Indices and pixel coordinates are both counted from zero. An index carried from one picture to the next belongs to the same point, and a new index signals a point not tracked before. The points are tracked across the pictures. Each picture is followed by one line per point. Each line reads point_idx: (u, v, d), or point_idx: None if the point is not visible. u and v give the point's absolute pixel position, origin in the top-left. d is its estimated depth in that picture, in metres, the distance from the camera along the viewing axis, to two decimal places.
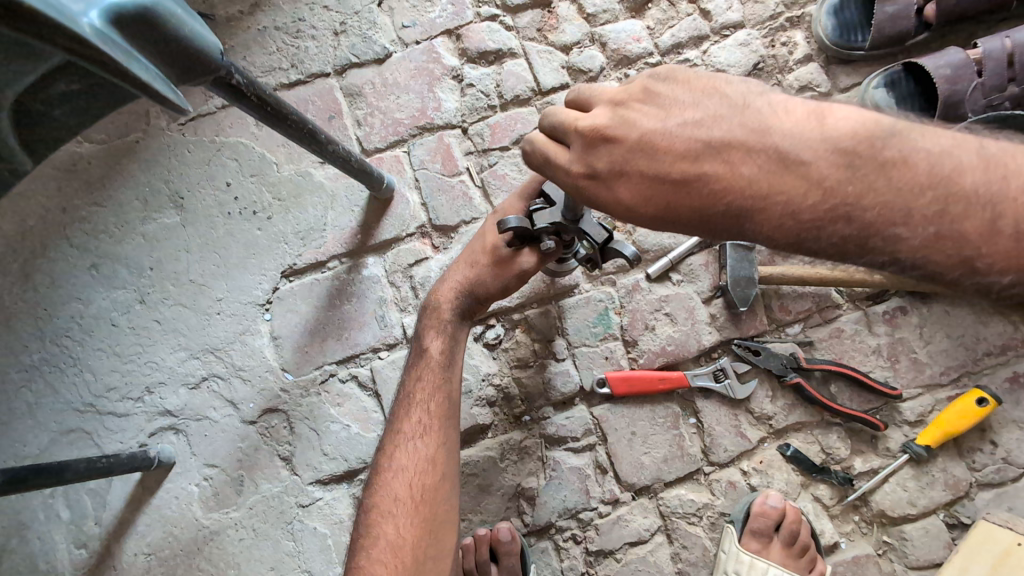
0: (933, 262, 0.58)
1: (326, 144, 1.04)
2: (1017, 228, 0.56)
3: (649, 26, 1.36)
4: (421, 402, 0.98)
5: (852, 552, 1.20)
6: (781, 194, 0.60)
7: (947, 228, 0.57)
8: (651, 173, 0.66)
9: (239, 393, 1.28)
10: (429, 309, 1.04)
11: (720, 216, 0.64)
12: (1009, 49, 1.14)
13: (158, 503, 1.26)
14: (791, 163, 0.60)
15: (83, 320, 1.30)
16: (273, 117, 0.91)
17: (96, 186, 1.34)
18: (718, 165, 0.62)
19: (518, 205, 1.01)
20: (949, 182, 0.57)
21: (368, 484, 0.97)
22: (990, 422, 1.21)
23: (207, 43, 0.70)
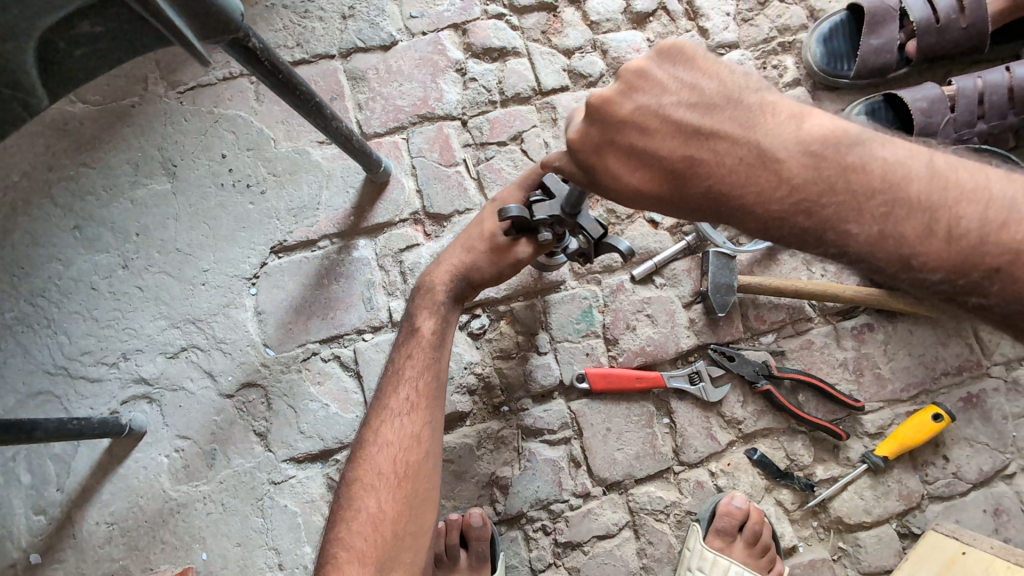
0: (877, 259, 0.65)
1: (331, 119, 1.06)
2: (951, 233, 0.63)
3: (649, 39, 1.41)
4: (409, 379, 0.99)
5: (808, 556, 1.24)
6: (752, 182, 0.68)
7: (891, 229, 0.64)
8: (642, 149, 0.71)
9: (218, 365, 1.27)
10: (423, 290, 1.05)
11: (698, 199, 0.71)
12: (980, 88, 1.21)
13: (125, 472, 1.24)
14: (764, 157, 0.67)
15: (61, 282, 1.27)
16: (281, 86, 0.93)
17: (87, 147, 1.32)
18: (705, 152, 0.69)
19: (518, 195, 1.04)
20: (896, 189, 0.65)
21: (351, 457, 0.97)
22: (943, 438, 1.27)
23: (232, 6, 0.72)
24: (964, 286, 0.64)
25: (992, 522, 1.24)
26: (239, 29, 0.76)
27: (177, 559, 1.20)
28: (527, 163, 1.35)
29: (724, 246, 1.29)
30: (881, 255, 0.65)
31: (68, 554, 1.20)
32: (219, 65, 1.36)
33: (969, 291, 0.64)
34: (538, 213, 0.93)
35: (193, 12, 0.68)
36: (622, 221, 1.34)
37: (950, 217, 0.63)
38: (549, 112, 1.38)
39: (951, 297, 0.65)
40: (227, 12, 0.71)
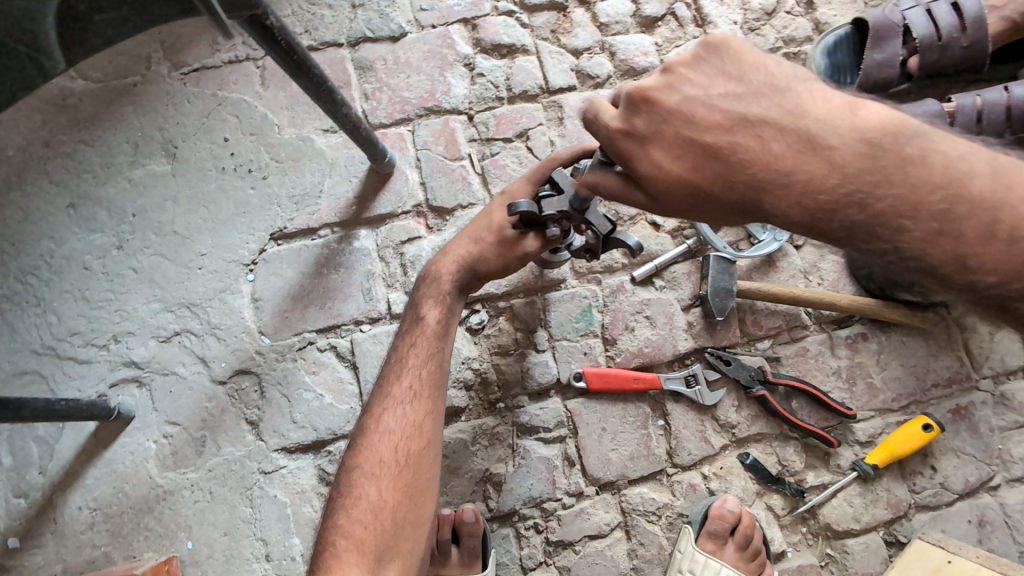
0: (931, 255, 0.65)
1: (342, 106, 1.05)
2: (1012, 235, 0.63)
3: (657, 43, 1.43)
4: (413, 368, 0.98)
5: (797, 561, 1.25)
6: (801, 171, 0.68)
7: (949, 226, 0.64)
8: (682, 138, 0.72)
9: (211, 351, 1.25)
10: (428, 279, 1.05)
11: (743, 187, 0.71)
12: (979, 106, 1.23)
13: (111, 457, 1.21)
14: (814, 146, 0.67)
15: (53, 260, 1.25)
16: (296, 67, 0.93)
17: (86, 124, 1.30)
18: (752, 140, 0.70)
19: (527, 188, 1.04)
20: (959, 185, 0.65)
21: (353, 444, 0.96)
22: (932, 448, 1.29)
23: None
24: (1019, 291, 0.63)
25: (976, 533, 1.26)
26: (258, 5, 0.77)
27: (161, 548, 1.18)
28: (532, 160, 1.35)
29: (724, 250, 1.29)
30: (936, 253, 0.65)
31: (48, 539, 1.17)
32: (225, 47, 1.35)
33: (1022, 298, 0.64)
34: (547, 208, 0.93)
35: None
36: (624, 222, 1.34)
37: (1015, 222, 0.63)
38: (556, 111, 1.38)
39: (1004, 304, 0.65)
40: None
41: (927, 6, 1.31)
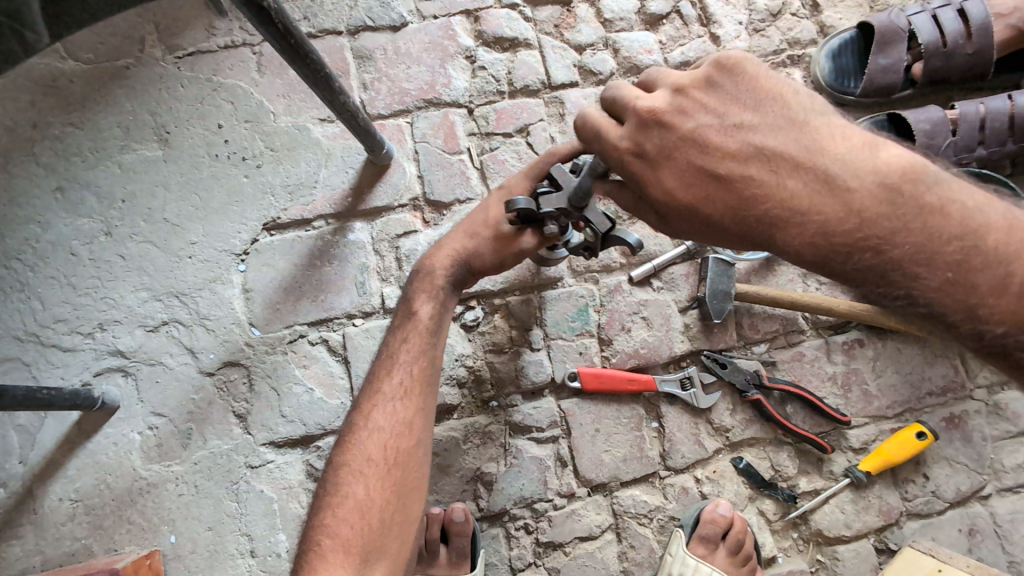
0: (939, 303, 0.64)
1: (339, 93, 1.02)
2: (1022, 290, 0.62)
3: (661, 41, 1.41)
4: (404, 363, 0.96)
5: (786, 567, 1.25)
6: (817, 212, 0.66)
7: (962, 276, 0.63)
8: (697, 165, 0.72)
9: (200, 342, 1.23)
10: (422, 273, 1.02)
11: (755, 222, 0.70)
12: (983, 114, 1.22)
13: (94, 448, 1.19)
14: (833, 187, 0.66)
15: (38, 245, 1.22)
16: (292, 52, 0.90)
17: (76, 106, 1.26)
18: (769, 176, 0.68)
19: (525, 183, 1.02)
20: (975, 236, 0.63)
21: (340, 440, 0.94)
22: (924, 456, 1.29)
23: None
24: (1022, 343, 0.63)
25: (966, 541, 1.26)
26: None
27: (143, 541, 1.16)
28: (532, 156, 1.33)
29: (723, 253, 1.28)
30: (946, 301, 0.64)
31: (27, 531, 1.14)
32: (221, 32, 1.32)
33: (1022, 346, 0.63)
34: (545, 206, 0.91)
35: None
36: (623, 221, 1.33)
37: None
38: (557, 106, 1.36)
39: (1007, 353, 0.64)
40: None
41: (933, 12, 1.30)
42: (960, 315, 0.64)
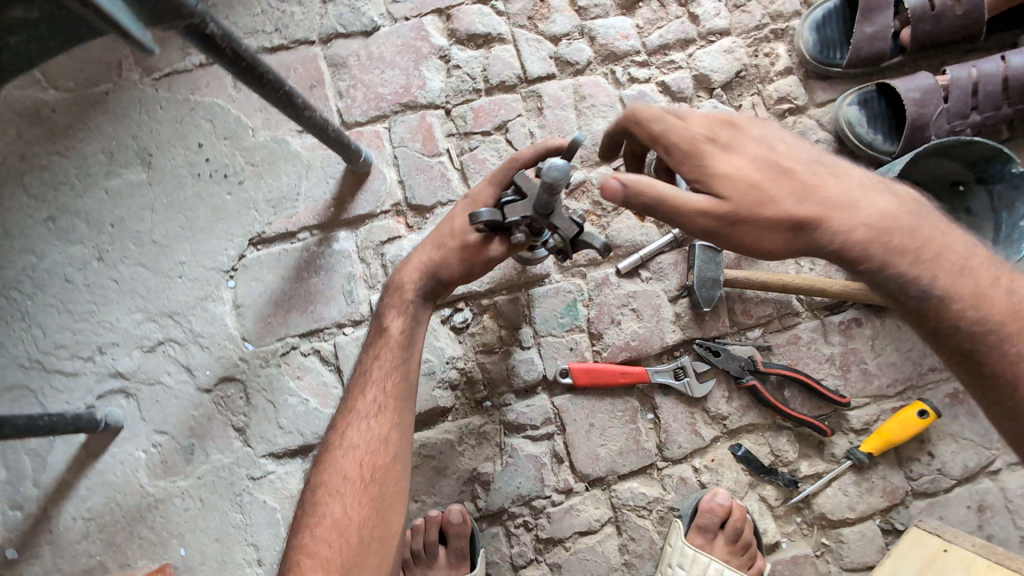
0: (931, 297, 0.78)
1: (304, 109, 1.01)
2: (1009, 291, 0.79)
3: (638, 25, 1.36)
4: (376, 380, 0.97)
5: (790, 552, 1.24)
6: (858, 204, 0.79)
7: (966, 275, 0.79)
8: (767, 157, 0.80)
9: (195, 359, 1.25)
10: (393, 288, 1.03)
11: (817, 205, 0.78)
12: (975, 79, 1.17)
13: (103, 467, 1.23)
14: (862, 188, 0.80)
15: (35, 274, 1.25)
16: (247, 74, 0.88)
17: (60, 135, 1.28)
18: (825, 175, 0.80)
19: (490, 192, 1.01)
20: (971, 251, 0.81)
21: (318, 460, 0.95)
22: (929, 434, 1.26)
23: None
24: (1017, 330, 0.76)
25: (975, 518, 1.24)
26: (194, 13, 0.72)
27: (155, 554, 1.20)
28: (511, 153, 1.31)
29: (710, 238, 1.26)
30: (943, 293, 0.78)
31: (45, 549, 1.19)
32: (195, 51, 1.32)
33: (1015, 339, 0.76)
34: (509, 215, 0.90)
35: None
36: (609, 213, 1.30)
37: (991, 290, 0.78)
38: (535, 101, 1.33)
39: (1002, 343, 0.76)
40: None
41: None
42: (968, 302, 0.77)
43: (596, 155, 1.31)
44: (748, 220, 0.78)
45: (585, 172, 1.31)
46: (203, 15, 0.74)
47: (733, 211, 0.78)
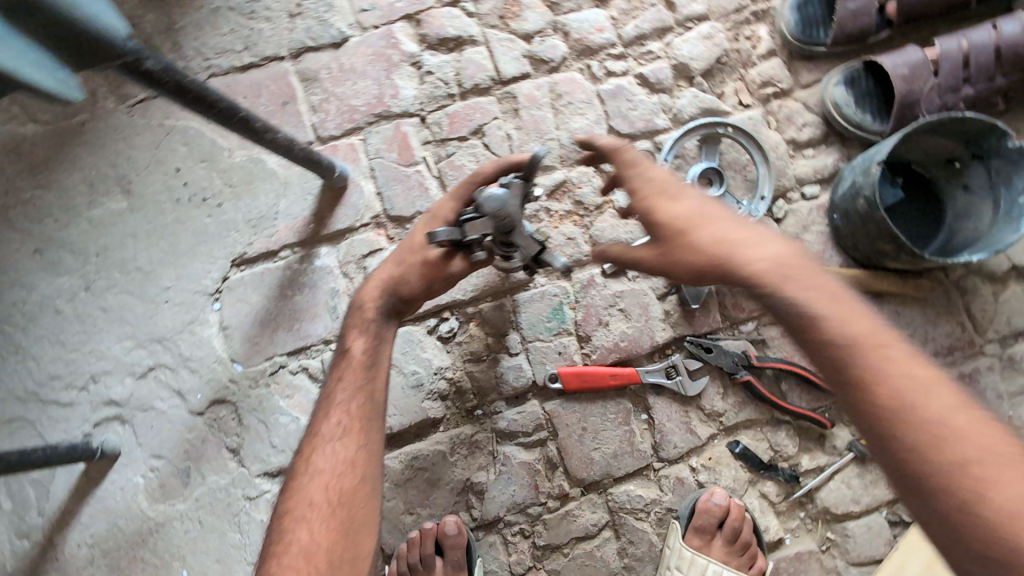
0: (828, 353, 0.70)
1: (265, 133, 0.92)
2: (932, 404, 0.66)
3: (613, 16, 1.31)
4: (341, 402, 0.95)
5: (794, 548, 1.22)
6: (751, 248, 0.76)
7: (881, 367, 0.68)
8: (700, 208, 0.82)
9: (186, 383, 1.26)
10: (354, 307, 1.02)
11: (720, 247, 0.77)
12: (965, 50, 1.12)
13: (104, 494, 1.24)
14: (765, 234, 0.78)
15: (26, 307, 1.27)
16: (197, 103, 0.77)
17: (41, 168, 1.29)
18: (754, 233, 0.78)
19: (450, 206, 1.01)
20: (906, 357, 0.69)
21: (285, 487, 0.92)
22: None
23: (109, 23, 0.60)
24: (915, 432, 0.65)
25: None
26: (126, 51, 0.63)
27: None
28: (489, 157, 1.29)
29: None
30: (845, 345, 0.69)
31: None
32: None
33: (912, 439, 0.65)
34: (469, 233, 0.90)
35: (55, 36, 0.57)
36: (592, 212, 1.27)
37: (887, 348, 0.70)
38: (510, 102, 1.30)
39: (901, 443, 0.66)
40: (103, 33, 0.60)
41: None
42: (865, 385, 0.68)
43: (576, 154, 1.28)
44: (673, 257, 0.81)
45: (565, 172, 1.28)
46: (138, 50, 0.64)
47: (662, 250, 0.82)
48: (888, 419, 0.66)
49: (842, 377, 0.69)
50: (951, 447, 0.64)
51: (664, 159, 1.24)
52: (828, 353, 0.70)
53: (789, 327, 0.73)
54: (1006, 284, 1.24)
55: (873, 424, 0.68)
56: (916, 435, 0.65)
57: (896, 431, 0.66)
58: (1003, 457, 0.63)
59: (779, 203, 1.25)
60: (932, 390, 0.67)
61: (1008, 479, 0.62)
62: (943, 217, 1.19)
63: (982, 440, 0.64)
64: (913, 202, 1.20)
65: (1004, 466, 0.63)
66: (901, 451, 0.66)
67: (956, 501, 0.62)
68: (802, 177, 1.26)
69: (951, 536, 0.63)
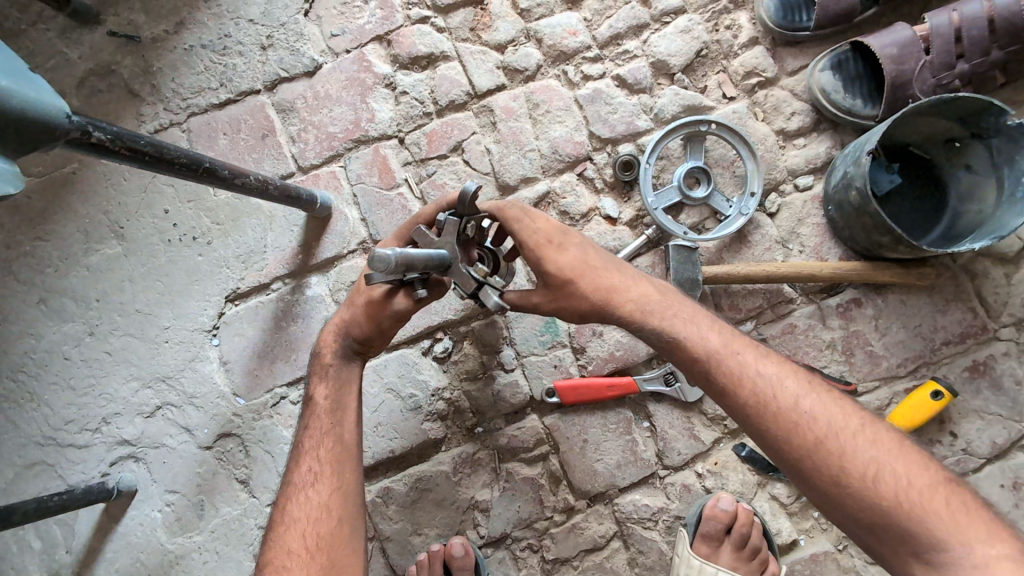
0: (709, 376, 0.86)
1: (235, 178, 0.98)
2: (796, 406, 0.82)
3: (586, 18, 1.27)
4: (310, 451, 0.98)
5: (809, 550, 1.19)
6: (631, 293, 0.92)
7: (753, 381, 0.84)
8: (579, 256, 0.93)
9: (193, 419, 1.29)
10: (315, 358, 1.06)
11: (603, 289, 0.91)
12: (956, 24, 1.08)
13: (124, 530, 1.28)
14: (638, 279, 0.93)
15: (36, 355, 1.30)
16: (157, 164, 0.83)
17: (37, 220, 1.31)
18: (624, 277, 0.93)
19: (394, 245, 1.02)
20: (768, 370, 0.85)
21: (265, 540, 0.95)
22: (949, 413, 1.17)
23: (44, 103, 0.66)
24: (785, 433, 0.81)
25: (1011, 497, 1.15)
26: (66, 127, 0.69)
27: None
28: (471, 174, 1.27)
29: (684, 238, 1.18)
30: (711, 365, 0.86)
31: None
32: (149, 118, 1.29)
33: (785, 437, 0.81)
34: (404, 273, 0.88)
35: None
36: (578, 222, 1.24)
37: (750, 360, 0.86)
38: (488, 115, 1.28)
39: (771, 440, 0.82)
40: (41, 112, 0.65)
41: None
42: (747, 397, 0.84)
43: (558, 163, 1.25)
44: (567, 304, 0.93)
45: (548, 183, 1.25)
46: (79, 124, 0.71)
47: (557, 297, 0.93)
48: (764, 422, 0.82)
49: (723, 394, 0.85)
50: (814, 433, 0.80)
51: (647, 162, 1.19)
52: (711, 375, 0.86)
53: (676, 358, 0.89)
54: (1018, 265, 1.18)
55: (755, 428, 0.83)
56: (783, 433, 0.81)
57: (773, 431, 0.82)
58: (854, 431, 0.80)
59: (772, 197, 1.22)
60: (791, 388, 0.83)
61: (861, 448, 0.79)
62: (947, 200, 1.17)
63: (836, 420, 0.81)
64: (915, 187, 1.18)
65: (855, 438, 0.79)
66: (779, 445, 0.82)
67: (828, 478, 0.79)
68: (794, 169, 1.22)
69: (847, 514, 0.79)
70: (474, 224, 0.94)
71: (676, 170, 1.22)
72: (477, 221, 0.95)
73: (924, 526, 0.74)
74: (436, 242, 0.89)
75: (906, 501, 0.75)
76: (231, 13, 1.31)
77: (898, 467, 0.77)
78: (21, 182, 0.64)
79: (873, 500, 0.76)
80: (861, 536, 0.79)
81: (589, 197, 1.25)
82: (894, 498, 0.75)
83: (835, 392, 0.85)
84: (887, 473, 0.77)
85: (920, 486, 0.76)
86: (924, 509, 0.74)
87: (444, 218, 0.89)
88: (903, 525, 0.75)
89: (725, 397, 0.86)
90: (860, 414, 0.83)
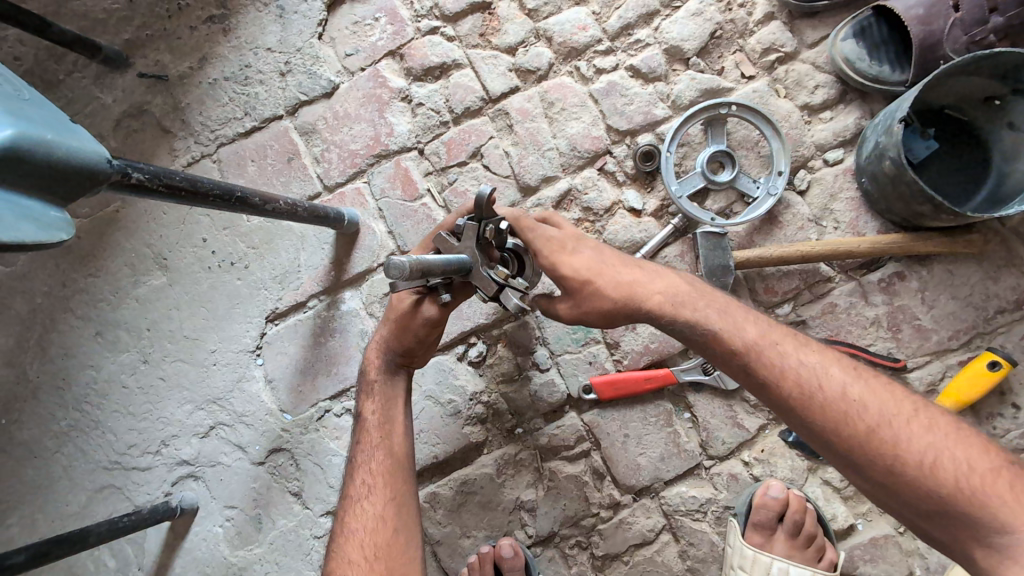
0: (750, 369, 0.84)
1: (266, 205, 1.02)
2: (841, 395, 0.79)
3: (594, 12, 1.26)
4: (363, 465, 1.01)
5: (868, 534, 1.16)
6: (657, 287, 0.90)
7: (794, 373, 0.82)
8: (597, 261, 0.92)
9: (245, 437, 1.35)
10: (363, 377, 1.09)
11: (628, 288, 0.90)
12: None
13: (190, 546, 1.34)
14: (663, 274, 0.92)
15: (97, 385, 1.38)
16: (192, 198, 0.87)
17: (88, 258, 1.39)
18: (649, 275, 0.92)
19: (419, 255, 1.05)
20: (807, 362, 0.82)
21: (327, 552, 0.98)
22: (1009, 384, 1.12)
23: (86, 151, 0.70)
24: (834, 424, 0.79)
25: None
26: (108, 171, 0.73)
27: None
28: (492, 178, 1.28)
29: (714, 224, 1.16)
30: (752, 359, 0.84)
31: None
32: (182, 151, 1.35)
33: (832, 430, 0.79)
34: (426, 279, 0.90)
35: (43, 181, 0.66)
36: (602, 217, 1.23)
37: (789, 351, 0.84)
38: (504, 119, 1.29)
39: (818, 432, 0.80)
40: (84, 159, 0.70)
41: None
42: (790, 387, 0.81)
43: (577, 159, 1.25)
44: (589, 307, 0.91)
45: (569, 180, 1.25)
46: (119, 167, 0.75)
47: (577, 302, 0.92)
48: (810, 414, 0.80)
49: (765, 386, 0.83)
50: (865, 422, 0.77)
51: (667, 152, 1.18)
52: (752, 367, 0.84)
53: (713, 354, 0.87)
54: None
55: (802, 421, 0.81)
56: (831, 426, 0.79)
57: (820, 422, 0.79)
58: (906, 418, 0.77)
59: (800, 174, 1.19)
60: (836, 376, 0.81)
61: (915, 436, 0.76)
62: (990, 162, 1.11)
63: (887, 408, 0.78)
64: (953, 151, 1.13)
65: (908, 425, 0.77)
66: (827, 435, 0.79)
67: (883, 468, 0.76)
68: (822, 144, 1.19)
69: (905, 505, 0.76)
70: (493, 227, 0.92)
71: (698, 156, 1.20)
72: (495, 224, 0.93)
73: (989, 510, 0.71)
74: (457, 248, 0.91)
75: (968, 487, 0.72)
76: (250, 43, 1.36)
77: (955, 452, 0.75)
78: (71, 229, 0.68)
79: (932, 486, 0.74)
80: (921, 524, 0.76)
81: (612, 191, 1.24)
82: (953, 483, 0.73)
83: (881, 377, 0.82)
84: (945, 459, 0.74)
85: (981, 471, 0.73)
86: (987, 496, 0.71)
87: (462, 224, 0.91)
88: (966, 511, 0.72)
89: (767, 390, 0.83)
90: (911, 400, 0.80)
